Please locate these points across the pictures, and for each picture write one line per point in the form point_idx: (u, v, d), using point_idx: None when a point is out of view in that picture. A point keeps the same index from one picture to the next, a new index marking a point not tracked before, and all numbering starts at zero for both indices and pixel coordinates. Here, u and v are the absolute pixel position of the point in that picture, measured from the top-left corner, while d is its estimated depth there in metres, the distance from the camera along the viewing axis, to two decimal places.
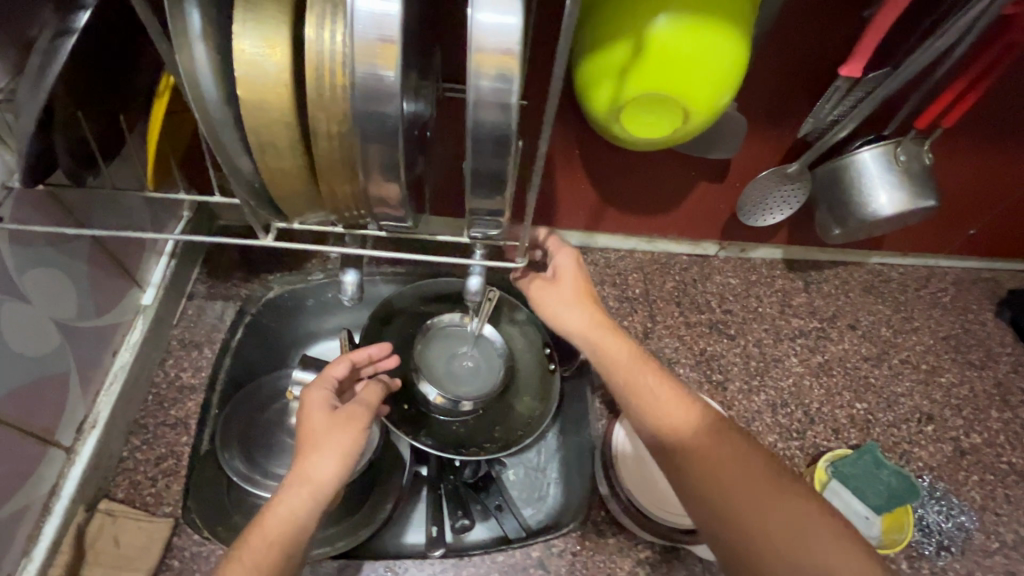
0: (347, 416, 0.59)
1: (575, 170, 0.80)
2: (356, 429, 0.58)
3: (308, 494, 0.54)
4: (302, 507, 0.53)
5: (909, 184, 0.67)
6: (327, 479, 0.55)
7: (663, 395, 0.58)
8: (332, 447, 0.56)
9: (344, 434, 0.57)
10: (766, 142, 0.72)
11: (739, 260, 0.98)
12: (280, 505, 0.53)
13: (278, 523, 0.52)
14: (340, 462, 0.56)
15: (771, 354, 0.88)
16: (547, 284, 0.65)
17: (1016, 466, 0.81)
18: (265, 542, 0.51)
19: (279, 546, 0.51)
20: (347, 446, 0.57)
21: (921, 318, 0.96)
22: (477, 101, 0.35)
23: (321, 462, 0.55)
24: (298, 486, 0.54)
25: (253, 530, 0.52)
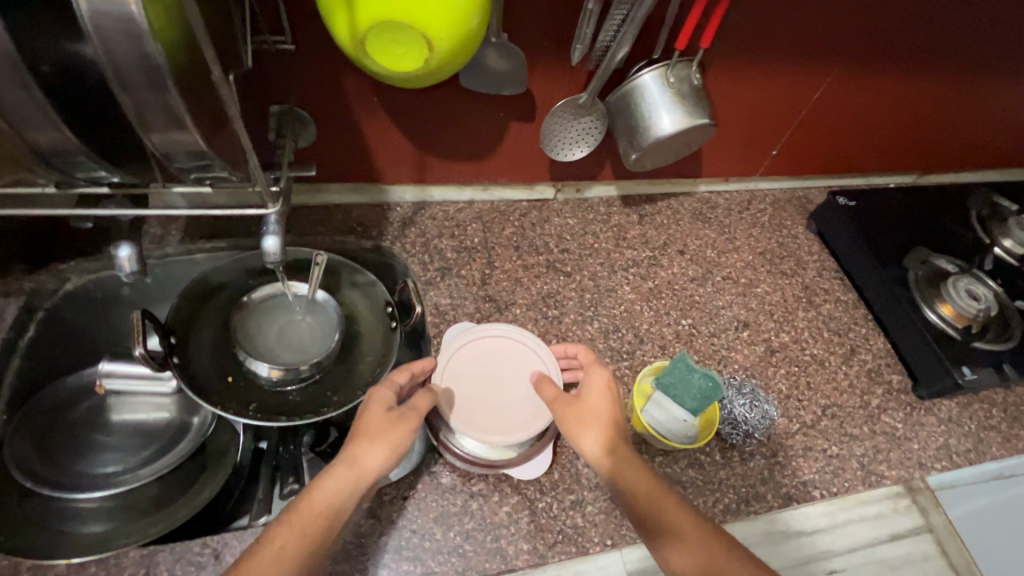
0: (403, 413, 0.60)
1: (382, 120, 0.78)
2: (411, 426, 0.59)
3: (353, 479, 0.55)
4: (348, 489, 0.55)
5: (684, 103, 0.71)
6: (374, 467, 0.56)
7: (664, 506, 0.56)
8: (384, 441, 0.57)
9: (400, 428, 0.58)
10: (556, 75, 0.73)
11: (576, 200, 1.01)
12: (329, 483, 0.55)
13: (322, 501, 0.54)
14: (388, 453, 0.57)
15: (605, 285, 0.92)
16: (574, 402, 0.64)
17: (817, 355, 0.91)
18: (310, 513, 0.53)
19: (323, 521, 0.53)
20: (398, 438, 0.58)
21: (741, 238, 1.04)
22: (96, 22, 0.35)
23: (372, 451, 0.56)
24: (344, 470, 0.55)
25: (302, 501, 0.54)
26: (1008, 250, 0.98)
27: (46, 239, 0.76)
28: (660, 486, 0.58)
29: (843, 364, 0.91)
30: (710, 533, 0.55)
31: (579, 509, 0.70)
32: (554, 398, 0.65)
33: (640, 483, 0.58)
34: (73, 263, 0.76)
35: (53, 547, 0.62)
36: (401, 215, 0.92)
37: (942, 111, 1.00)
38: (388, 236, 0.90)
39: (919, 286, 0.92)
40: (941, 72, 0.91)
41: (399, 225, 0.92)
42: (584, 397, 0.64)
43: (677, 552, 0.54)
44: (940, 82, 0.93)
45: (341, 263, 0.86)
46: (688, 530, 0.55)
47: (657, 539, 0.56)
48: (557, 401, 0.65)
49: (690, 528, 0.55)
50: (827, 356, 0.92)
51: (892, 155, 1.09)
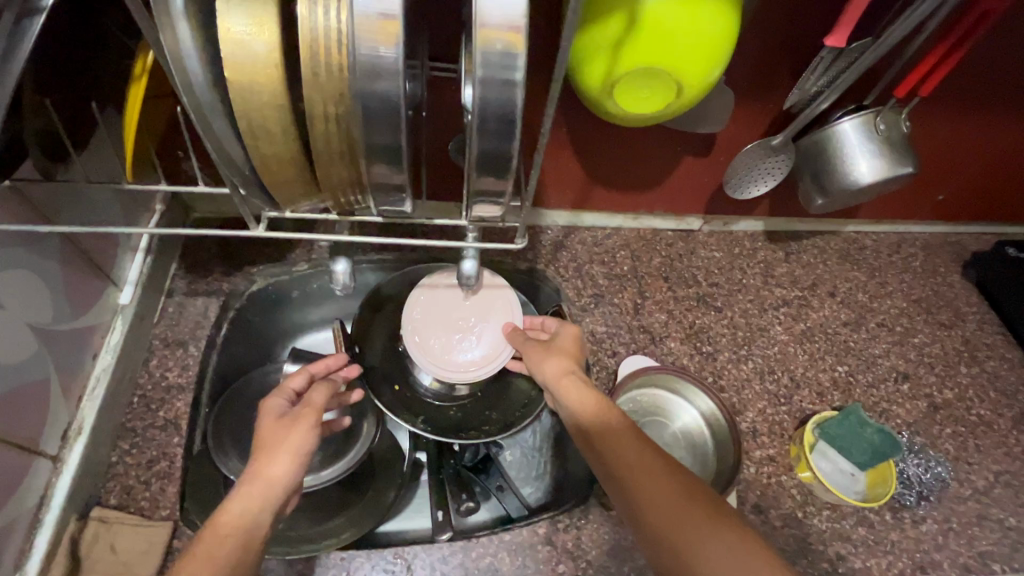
0: (294, 417, 0.57)
1: (564, 150, 0.79)
2: (304, 428, 0.56)
3: (261, 492, 0.52)
4: (260, 504, 0.51)
5: (887, 151, 0.69)
6: (276, 479, 0.53)
7: (623, 436, 0.56)
8: (280, 448, 0.54)
9: (295, 431, 0.56)
10: (751, 116, 0.73)
11: (721, 233, 1.00)
12: (234, 504, 0.50)
13: (231, 520, 0.49)
14: (292, 460, 0.54)
15: (756, 324, 0.90)
16: (543, 350, 0.68)
17: (985, 417, 0.86)
18: (219, 537, 0.48)
19: (234, 539, 0.48)
20: (296, 447, 0.55)
21: (894, 283, 1.00)
22: (485, 79, 0.34)
23: (274, 461, 0.53)
24: (258, 481, 0.52)
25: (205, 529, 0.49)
26: None
27: (241, 244, 0.83)
28: (605, 413, 0.59)
29: (1013, 428, 0.86)
30: (658, 461, 0.54)
31: None
32: (558, 337, 0.70)
33: (592, 412, 0.59)
34: (261, 268, 0.80)
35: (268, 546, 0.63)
36: (553, 238, 0.94)
37: None
38: (542, 259, 0.92)
39: None
40: None
41: (551, 248, 0.94)
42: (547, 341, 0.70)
43: (629, 470, 0.53)
44: None
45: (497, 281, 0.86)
46: (630, 448, 0.55)
47: (608, 463, 0.55)
48: (556, 343, 0.69)
49: (638, 454, 0.55)
50: (995, 419, 0.86)
51: None
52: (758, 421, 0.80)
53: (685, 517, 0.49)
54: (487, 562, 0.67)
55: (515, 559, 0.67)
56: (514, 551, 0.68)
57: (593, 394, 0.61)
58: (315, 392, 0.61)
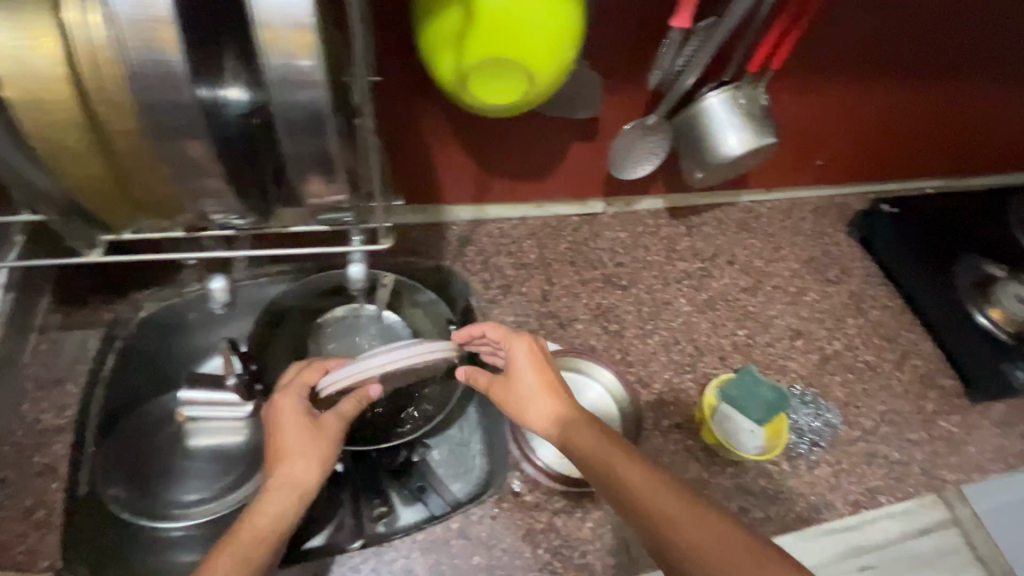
0: (321, 427, 0.63)
1: (450, 145, 0.79)
2: (331, 438, 0.63)
3: (290, 495, 0.59)
4: (287, 507, 0.59)
5: (752, 123, 0.73)
6: (305, 483, 0.60)
7: (635, 471, 0.56)
8: (311, 456, 0.61)
9: (320, 441, 0.62)
10: (623, 99, 0.75)
11: (625, 214, 1.03)
12: (267, 507, 0.58)
13: (260, 520, 0.57)
14: (320, 466, 0.61)
15: (661, 298, 0.94)
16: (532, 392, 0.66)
17: (870, 362, 0.93)
18: (255, 534, 0.56)
19: (266, 536, 0.57)
20: (319, 456, 0.62)
21: (787, 246, 1.06)
22: (283, 77, 0.36)
23: (302, 469, 0.60)
24: (287, 482, 0.60)
25: (242, 528, 0.56)
26: None
27: (122, 269, 0.78)
28: (612, 452, 0.58)
29: (896, 370, 0.93)
30: (687, 499, 0.54)
31: None
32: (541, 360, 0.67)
33: (599, 451, 0.59)
34: (149, 292, 0.78)
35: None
36: (459, 233, 0.94)
37: (983, 117, 1.02)
38: (448, 255, 0.92)
39: (967, 291, 0.95)
40: (985, 79, 0.93)
41: (457, 243, 0.94)
42: (514, 376, 0.66)
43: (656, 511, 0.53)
44: (980, 89, 0.96)
45: (405, 283, 0.84)
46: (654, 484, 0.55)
47: (613, 482, 0.57)
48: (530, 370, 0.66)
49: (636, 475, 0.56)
50: (880, 363, 0.93)
51: (932, 161, 1.10)
52: (665, 391, 0.83)
53: (700, 529, 0.51)
54: (400, 565, 0.66)
55: (429, 559, 0.67)
56: (428, 550, 0.67)
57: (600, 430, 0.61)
58: (342, 404, 0.64)
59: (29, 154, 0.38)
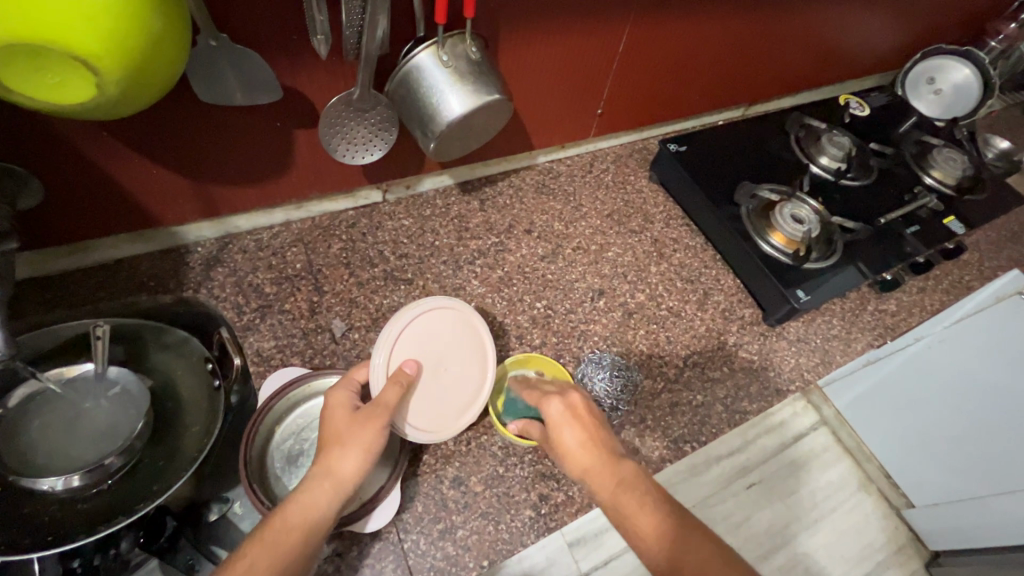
0: (370, 410, 0.58)
1: (129, 157, 0.65)
2: (383, 421, 0.57)
3: (333, 486, 0.52)
4: (328, 502, 0.51)
5: (466, 80, 0.65)
6: (352, 472, 0.53)
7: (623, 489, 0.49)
8: (357, 441, 0.55)
9: (369, 422, 0.57)
10: (319, 72, 0.64)
11: (409, 198, 0.94)
12: (308, 495, 0.51)
13: (302, 514, 0.50)
14: (364, 458, 0.54)
15: (451, 284, 0.86)
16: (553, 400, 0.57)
17: (673, 308, 0.92)
18: (287, 528, 0.49)
19: (298, 533, 0.49)
20: (375, 436, 0.56)
21: (587, 203, 1.02)
22: None
23: (346, 454, 0.54)
24: (334, 469, 0.53)
25: (274, 517, 0.49)
26: (824, 166, 1.03)
27: None
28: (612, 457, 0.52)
29: (699, 310, 0.92)
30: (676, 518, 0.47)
31: (449, 536, 0.66)
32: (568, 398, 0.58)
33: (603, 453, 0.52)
34: None
35: None
36: (204, 255, 0.81)
37: (749, 42, 1.02)
38: (192, 283, 0.79)
39: (751, 219, 0.94)
40: (737, 5, 0.91)
41: (203, 267, 0.80)
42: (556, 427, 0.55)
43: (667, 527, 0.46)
44: (734, 15, 0.93)
45: (139, 324, 0.73)
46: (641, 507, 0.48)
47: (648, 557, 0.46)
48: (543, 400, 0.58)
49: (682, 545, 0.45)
50: (682, 307, 0.92)
51: (715, 92, 1.10)
52: None
53: None
54: None
55: None
56: None
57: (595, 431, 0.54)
58: (384, 391, 0.60)
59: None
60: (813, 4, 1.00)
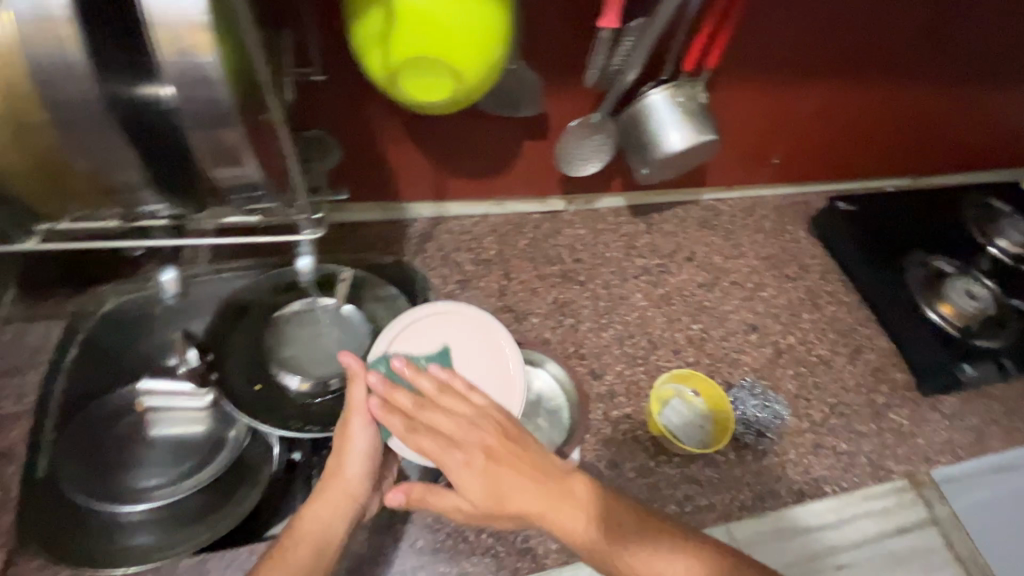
0: (352, 418, 0.64)
1: (403, 142, 0.81)
2: (367, 429, 0.64)
3: (332, 501, 0.62)
4: (332, 514, 0.61)
5: (691, 119, 0.75)
6: (354, 480, 0.63)
7: (518, 496, 0.59)
8: (352, 453, 0.63)
9: (357, 435, 0.64)
10: (569, 95, 0.77)
11: (587, 211, 1.04)
12: (313, 509, 0.61)
13: (308, 529, 0.60)
14: (362, 466, 0.63)
15: (618, 293, 0.96)
16: (432, 399, 0.64)
17: (823, 356, 0.95)
18: (300, 541, 0.59)
19: (310, 547, 0.59)
20: (366, 447, 0.64)
21: (746, 243, 1.08)
22: (182, 79, 0.36)
23: (349, 467, 0.63)
24: (335, 487, 0.62)
25: (288, 535, 0.59)
26: (1003, 250, 1.02)
27: (91, 264, 0.81)
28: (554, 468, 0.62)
29: (849, 364, 0.95)
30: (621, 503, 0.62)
31: None
32: (462, 388, 0.66)
33: (507, 456, 0.61)
34: (112, 285, 0.81)
35: (122, 556, 0.67)
36: (420, 231, 0.95)
37: (935, 116, 1.04)
38: (408, 251, 0.94)
39: (919, 287, 0.97)
40: (931, 78, 0.95)
41: (419, 240, 0.95)
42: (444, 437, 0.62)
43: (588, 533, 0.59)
44: (928, 86, 0.97)
45: (365, 277, 0.87)
46: (562, 503, 0.60)
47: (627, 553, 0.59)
48: (440, 384, 0.66)
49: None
50: (832, 357, 0.95)
51: (889, 159, 1.12)
52: (616, 382, 0.85)
53: None
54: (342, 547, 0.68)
55: (373, 539, 0.68)
56: (371, 532, 0.68)
57: (487, 441, 0.61)
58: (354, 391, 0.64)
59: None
60: (1009, 87, 1.02)
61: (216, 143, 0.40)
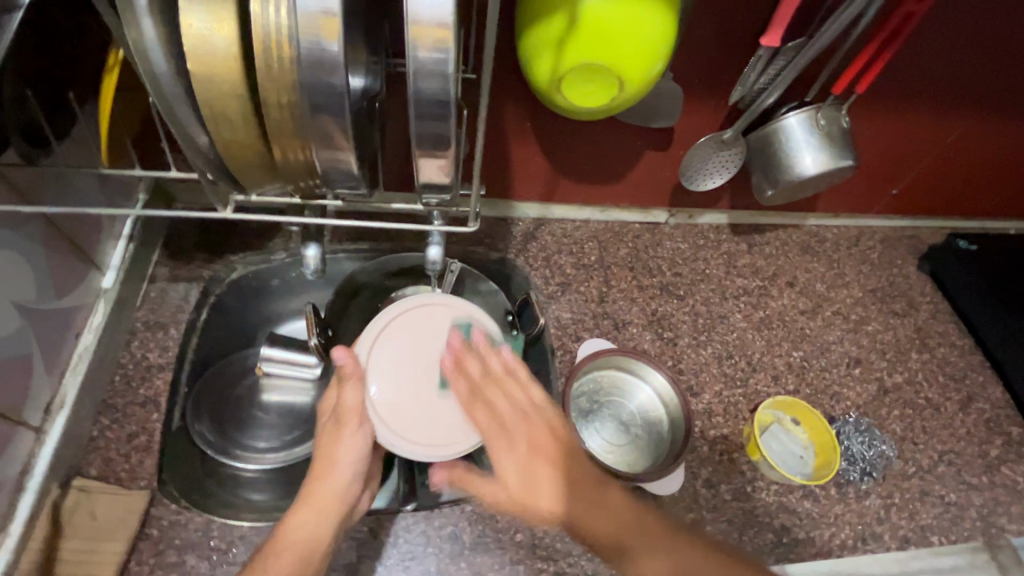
0: (335, 428, 0.63)
1: (528, 141, 0.82)
2: (358, 433, 0.63)
3: (318, 511, 0.59)
4: (318, 520, 0.59)
5: (829, 145, 0.73)
6: (343, 486, 0.61)
7: (545, 485, 0.56)
8: (342, 458, 0.62)
9: (346, 440, 0.62)
10: (706, 109, 0.76)
11: (687, 226, 1.03)
12: (296, 519, 0.59)
13: (296, 536, 0.58)
14: (353, 472, 0.62)
15: (717, 311, 0.94)
16: (501, 380, 0.64)
17: (932, 400, 0.90)
18: (282, 552, 0.56)
19: (295, 556, 0.56)
20: (356, 453, 0.63)
21: (852, 273, 1.03)
22: (419, 73, 0.38)
23: (337, 474, 0.61)
24: (324, 492, 0.60)
25: (272, 546, 0.57)
26: None
27: (225, 234, 0.85)
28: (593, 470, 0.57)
29: (959, 411, 0.90)
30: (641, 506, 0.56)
31: (699, 527, 0.73)
32: (524, 375, 0.64)
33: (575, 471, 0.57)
34: (242, 256, 0.84)
35: (246, 511, 0.67)
36: (524, 230, 0.97)
37: None
38: (512, 249, 0.95)
39: None
40: None
41: (522, 239, 0.97)
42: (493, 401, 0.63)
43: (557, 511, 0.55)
44: None
45: (469, 270, 0.88)
46: (591, 508, 0.54)
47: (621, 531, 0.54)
48: (506, 367, 0.65)
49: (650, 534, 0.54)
50: (942, 402, 0.91)
51: (1011, 201, 1.06)
52: (714, 402, 0.84)
53: None
54: (448, 531, 0.68)
55: (475, 529, 0.68)
56: (474, 521, 0.69)
57: (541, 433, 0.59)
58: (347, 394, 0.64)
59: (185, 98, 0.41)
60: None
61: (432, 132, 0.41)
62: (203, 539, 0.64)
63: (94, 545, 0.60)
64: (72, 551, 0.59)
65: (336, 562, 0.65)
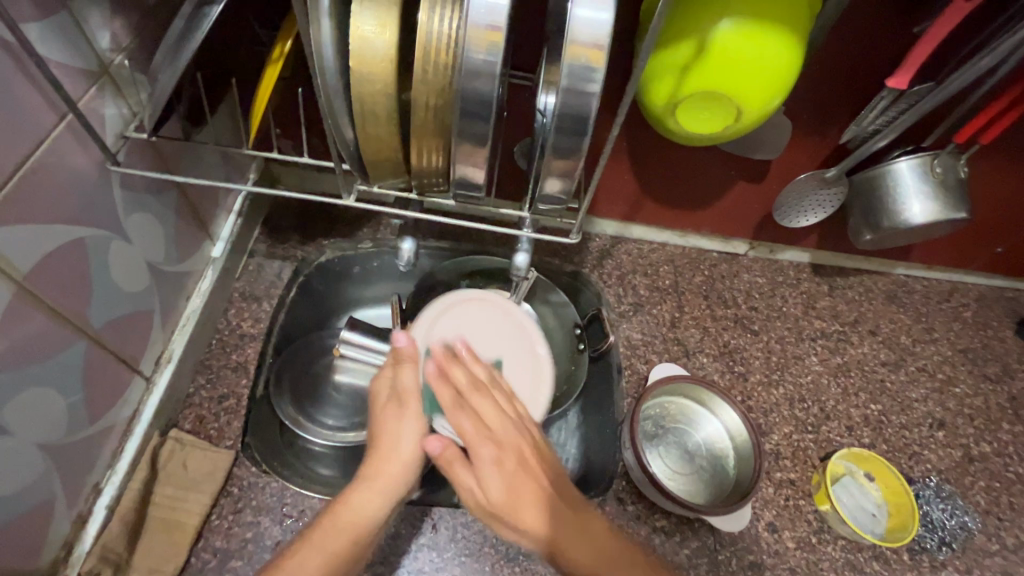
0: (399, 405, 0.57)
1: (620, 159, 0.83)
2: (415, 412, 0.57)
3: (383, 485, 0.54)
4: (376, 498, 0.53)
5: (942, 194, 0.71)
6: (405, 463, 0.55)
7: (532, 515, 0.49)
8: (407, 432, 0.56)
9: (411, 420, 0.56)
10: (811, 144, 0.75)
11: (766, 260, 1.00)
12: (356, 497, 0.53)
13: (353, 515, 0.52)
14: (414, 444, 0.56)
15: (792, 352, 0.91)
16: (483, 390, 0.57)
17: (1023, 476, 0.84)
18: (337, 526, 0.51)
19: (350, 535, 0.51)
20: (419, 430, 0.56)
21: (940, 329, 0.98)
22: (567, 89, 0.40)
23: (398, 446, 0.55)
24: (381, 466, 0.54)
25: (326, 518, 0.51)
26: None
27: (318, 219, 0.90)
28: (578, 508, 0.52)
29: None
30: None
31: (758, 571, 0.72)
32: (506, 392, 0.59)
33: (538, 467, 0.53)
34: (331, 240, 0.87)
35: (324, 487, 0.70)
36: (600, 246, 0.97)
37: None
38: (587, 264, 0.95)
39: None
40: None
41: (597, 255, 0.97)
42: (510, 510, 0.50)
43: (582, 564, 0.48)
44: None
45: (542, 280, 0.88)
46: (567, 532, 0.49)
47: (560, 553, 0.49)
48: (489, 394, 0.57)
49: None
50: None
51: None
52: (782, 445, 0.82)
53: None
54: (505, 533, 0.69)
55: None
56: None
57: (522, 445, 0.54)
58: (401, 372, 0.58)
59: (342, 91, 0.45)
60: None
61: (567, 148, 0.43)
62: (277, 504, 0.67)
63: (185, 494, 0.64)
64: (165, 496, 0.64)
65: (394, 546, 0.66)
